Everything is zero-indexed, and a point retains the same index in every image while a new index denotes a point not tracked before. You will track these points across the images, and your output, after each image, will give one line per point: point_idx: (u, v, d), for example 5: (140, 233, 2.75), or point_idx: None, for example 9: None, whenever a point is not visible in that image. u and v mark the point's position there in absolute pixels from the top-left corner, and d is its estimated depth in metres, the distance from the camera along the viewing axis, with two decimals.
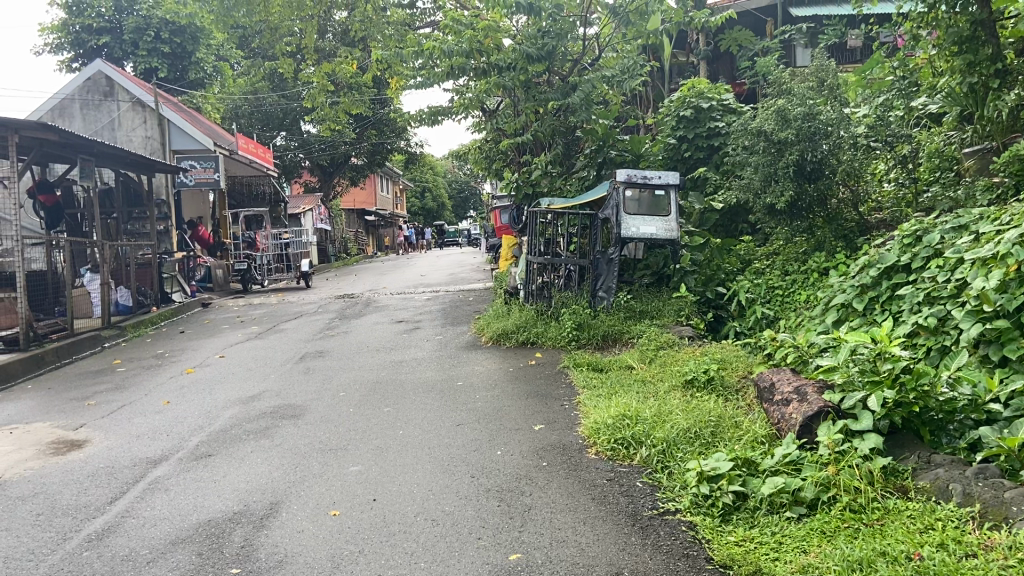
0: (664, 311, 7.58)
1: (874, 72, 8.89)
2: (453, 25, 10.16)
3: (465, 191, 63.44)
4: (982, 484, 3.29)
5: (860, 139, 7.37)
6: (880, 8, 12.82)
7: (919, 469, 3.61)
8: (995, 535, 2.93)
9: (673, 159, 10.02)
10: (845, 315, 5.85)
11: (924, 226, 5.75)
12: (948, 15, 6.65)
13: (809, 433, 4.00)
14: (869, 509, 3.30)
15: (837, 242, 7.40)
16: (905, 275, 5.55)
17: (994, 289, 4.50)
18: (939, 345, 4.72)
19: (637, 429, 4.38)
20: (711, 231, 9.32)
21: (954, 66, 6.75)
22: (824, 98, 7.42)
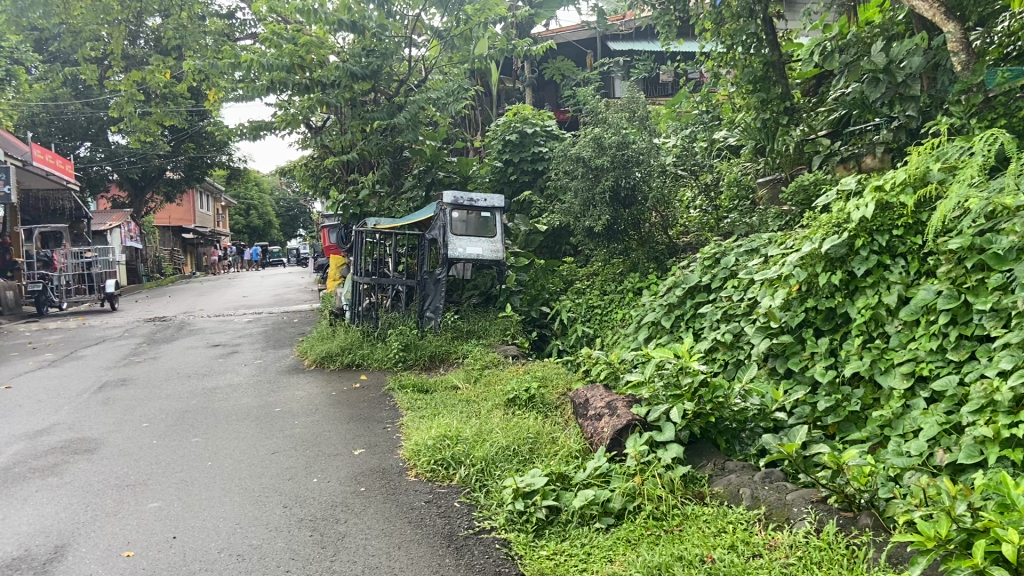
0: (490, 331, 7.74)
1: (682, 104, 9.50)
2: (273, 38, 9.94)
3: (294, 209, 61.55)
4: (767, 488, 3.60)
5: (668, 168, 7.93)
6: (686, 46, 13.80)
7: (714, 476, 3.89)
8: (777, 535, 3.20)
9: (499, 181, 10.26)
10: (656, 332, 6.22)
11: (722, 249, 6.24)
12: (744, 56, 7.32)
13: (617, 445, 4.20)
14: (670, 516, 3.51)
15: (649, 264, 7.86)
16: (706, 294, 5.99)
17: (780, 307, 4.98)
18: (734, 359, 5.15)
19: (456, 449, 4.41)
20: (536, 252, 9.59)
21: (750, 103, 7.46)
22: (636, 128, 7.92)
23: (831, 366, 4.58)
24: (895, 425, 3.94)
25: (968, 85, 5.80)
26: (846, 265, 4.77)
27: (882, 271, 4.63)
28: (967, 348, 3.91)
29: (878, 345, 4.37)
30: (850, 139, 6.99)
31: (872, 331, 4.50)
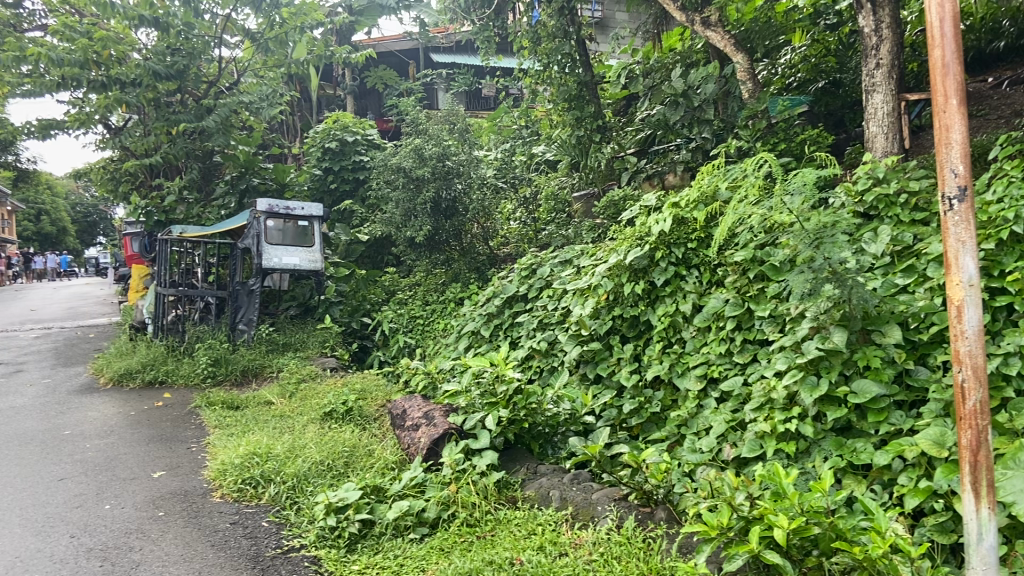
0: (308, 343, 7.54)
1: (502, 119, 9.74)
2: (65, 31, 9.15)
3: (94, 215, 56.74)
4: (575, 489, 3.77)
5: (488, 181, 8.08)
6: (506, 62, 14.21)
7: (527, 480, 4.02)
8: (582, 533, 3.35)
9: (318, 190, 10.05)
10: (476, 341, 6.32)
11: (538, 260, 6.46)
12: (559, 74, 7.69)
13: (434, 456, 4.22)
14: (483, 522, 3.59)
15: (471, 274, 7.98)
16: (523, 304, 6.18)
17: (589, 315, 5.24)
18: (549, 366, 5.35)
19: (266, 467, 4.24)
20: (357, 262, 9.44)
21: (565, 119, 7.78)
22: (456, 140, 8.03)
23: (635, 370, 4.88)
24: (689, 424, 4.26)
25: (754, 111, 6.47)
26: (648, 275, 5.11)
27: (679, 281, 5.02)
28: (750, 351, 4.31)
29: (675, 350, 4.72)
30: (655, 157, 7.43)
31: (671, 337, 4.85)
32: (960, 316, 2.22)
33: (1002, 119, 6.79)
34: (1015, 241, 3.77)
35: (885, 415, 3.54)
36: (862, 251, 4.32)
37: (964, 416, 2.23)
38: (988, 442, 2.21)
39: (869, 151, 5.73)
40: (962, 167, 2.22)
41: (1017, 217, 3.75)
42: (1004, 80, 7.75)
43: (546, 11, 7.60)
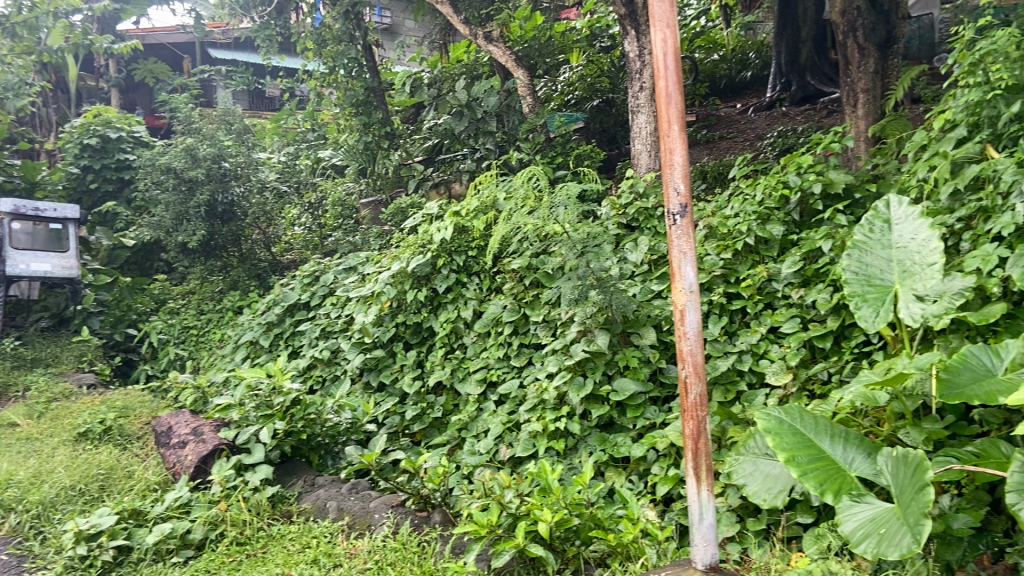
0: (62, 358, 6.83)
1: (285, 120, 9.40)
2: None
3: None
4: (352, 499, 3.74)
5: (269, 185, 7.90)
6: (291, 63, 13.76)
7: (303, 493, 3.93)
8: (358, 542, 3.32)
9: (76, 191, 9.20)
10: (254, 352, 6.03)
11: (320, 267, 6.32)
12: (346, 79, 7.61)
13: (202, 474, 4.01)
14: (254, 539, 3.45)
15: (250, 281, 7.61)
16: (305, 312, 6.02)
17: (372, 323, 5.19)
18: (331, 375, 5.27)
19: (4, 495, 3.81)
20: (121, 270, 8.66)
21: (353, 125, 7.69)
22: (234, 141, 7.67)
23: (418, 376, 4.93)
24: (469, 427, 4.37)
25: (534, 125, 6.82)
26: (430, 282, 5.20)
27: (460, 288, 5.16)
28: (526, 355, 4.53)
29: (457, 356, 4.83)
30: (441, 166, 7.43)
31: (452, 343, 4.96)
32: (682, 319, 2.53)
33: (747, 142, 7.61)
34: (749, 251, 4.25)
35: (641, 410, 3.87)
36: (625, 260, 4.67)
37: (687, 408, 2.53)
38: (707, 429, 2.53)
39: (635, 167, 6.23)
40: (683, 185, 2.51)
41: (749, 230, 4.22)
42: (750, 107, 8.71)
43: (330, 14, 7.49)
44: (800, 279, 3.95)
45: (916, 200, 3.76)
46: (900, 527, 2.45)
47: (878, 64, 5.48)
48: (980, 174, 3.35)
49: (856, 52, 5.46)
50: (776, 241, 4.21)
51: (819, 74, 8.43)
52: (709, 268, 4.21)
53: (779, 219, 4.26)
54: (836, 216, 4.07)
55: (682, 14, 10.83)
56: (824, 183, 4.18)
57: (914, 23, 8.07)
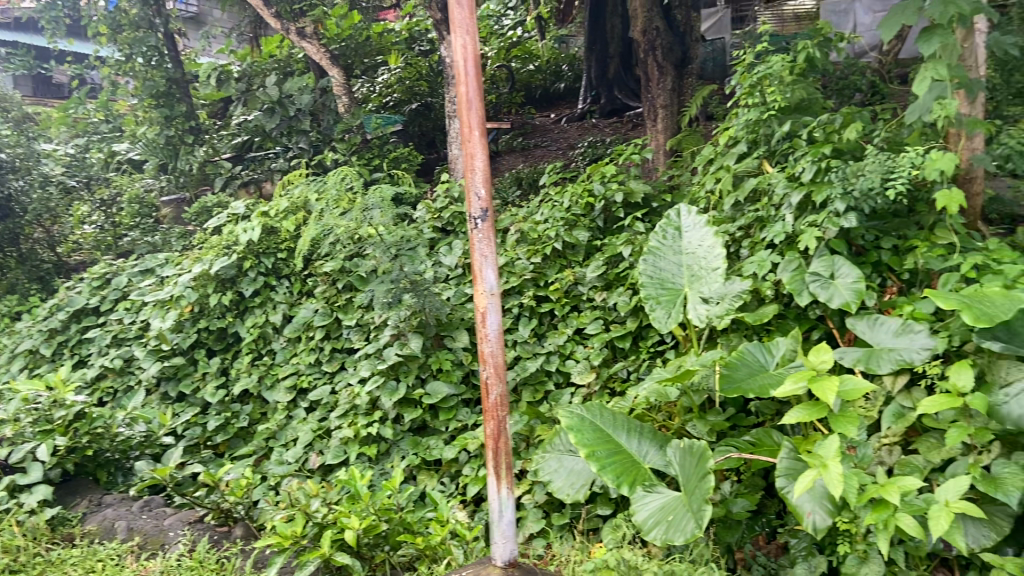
0: None
1: (74, 109, 8.55)
2: None
3: None
4: (145, 517, 3.52)
5: (53, 178, 7.08)
6: (83, 48, 12.66)
7: (89, 513, 3.63)
8: (150, 563, 3.10)
9: None
10: (32, 363, 5.41)
11: (113, 269, 5.80)
12: (144, 68, 7.04)
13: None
14: (31, 565, 3.12)
15: (31, 284, 6.85)
16: (94, 318, 5.53)
17: (170, 329, 4.81)
18: (124, 386, 4.88)
19: None
20: None
21: (152, 117, 7.11)
22: (12, 129, 6.90)
23: (222, 385, 4.67)
24: (278, 436, 4.22)
25: (349, 126, 6.80)
26: (235, 285, 4.93)
27: (268, 292, 4.95)
28: (338, 360, 4.44)
29: (264, 362, 4.64)
30: (251, 164, 7.11)
31: (260, 349, 4.76)
32: (484, 321, 2.63)
33: (559, 151, 7.90)
34: (557, 256, 4.39)
35: (453, 413, 3.91)
36: (439, 263, 4.67)
37: (489, 408, 2.64)
38: (507, 428, 2.66)
39: (451, 172, 6.29)
40: (484, 190, 2.62)
41: (557, 235, 4.36)
42: (563, 118, 9.14)
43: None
44: (603, 282, 4.14)
45: (704, 210, 4.07)
46: (686, 513, 2.63)
47: (675, 82, 5.87)
48: (757, 188, 3.68)
49: (656, 69, 5.81)
50: (582, 246, 4.38)
51: (626, 88, 8.87)
52: (520, 272, 4.32)
53: (585, 225, 4.42)
54: (635, 224, 4.32)
55: (498, 24, 11.04)
56: (625, 192, 4.43)
57: (708, 46, 8.73)
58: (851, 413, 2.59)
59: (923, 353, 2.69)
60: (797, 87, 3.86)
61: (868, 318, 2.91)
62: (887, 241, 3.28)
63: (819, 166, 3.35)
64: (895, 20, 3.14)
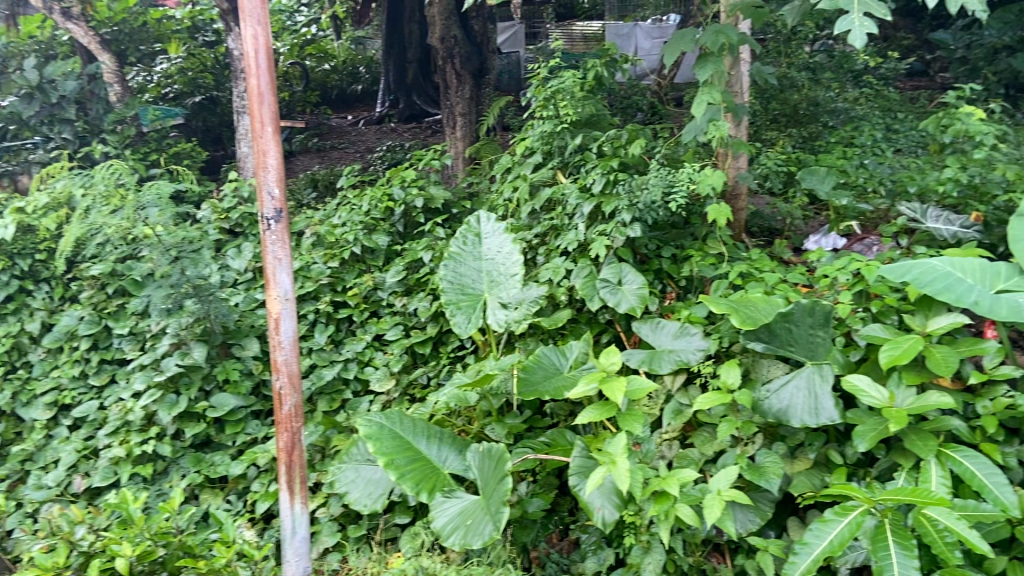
0: None
1: None
2: None
3: None
4: None
5: None
6: None
7: None
8: None
9: None
10: None
11: None
12: None
13: None
14: None
15: None
16: None
17: None
18: None
19: None
20: None
21: None
22: None
23: None
24: (36, 458, 3.79)
25: (122, 117, 6.24)
26: None
27: (24, 297, 4.40)
28: (109, 372, 4.02)
29: (19, 377, 4.11)
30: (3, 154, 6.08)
31: (13, 362, 4.21)
32: (277, 328, 2.63)
33: (357, 153, 7.76)
34: (355, 261, 4.28)
35: (241, 426, 3.70)
36: (226, 266, 4.37)
37: (281, 420, 2.66)
38: (301, 440, 2.69)
39: (241, 171, 5.95)
40: (277, 190, 2.58)
41: (355, 239, 4.23)
42: (361, 120, 9.03)
43: None
44: (403, 287, 4.10)
45: (502, 217, 4.16)
46: (484, 516, 2.66)
47: (474, 91, 5.97)
48: (552, 197, 3.81)
49: (454, 78, 5.89)
50: (381, 251, 4.31)
51: (424, 95, 8.87)
52: (316, 277, 4.16)
53: (384, 229, 4.34)
54: (435, 230, 4.33)
55: (292, 21, 10.64)
56: (425, 198, 4.40)
57: (504, 59, 8.96)
58: (637, 411, 2.74)
59: (698, 354, 2.93)
60: (587, 102, 4.05)
61: (651, 322, 3.11)
62: (667, 250, 3.54)
63: (607, 179, 3.54)
64: (676, 46, 3.38)
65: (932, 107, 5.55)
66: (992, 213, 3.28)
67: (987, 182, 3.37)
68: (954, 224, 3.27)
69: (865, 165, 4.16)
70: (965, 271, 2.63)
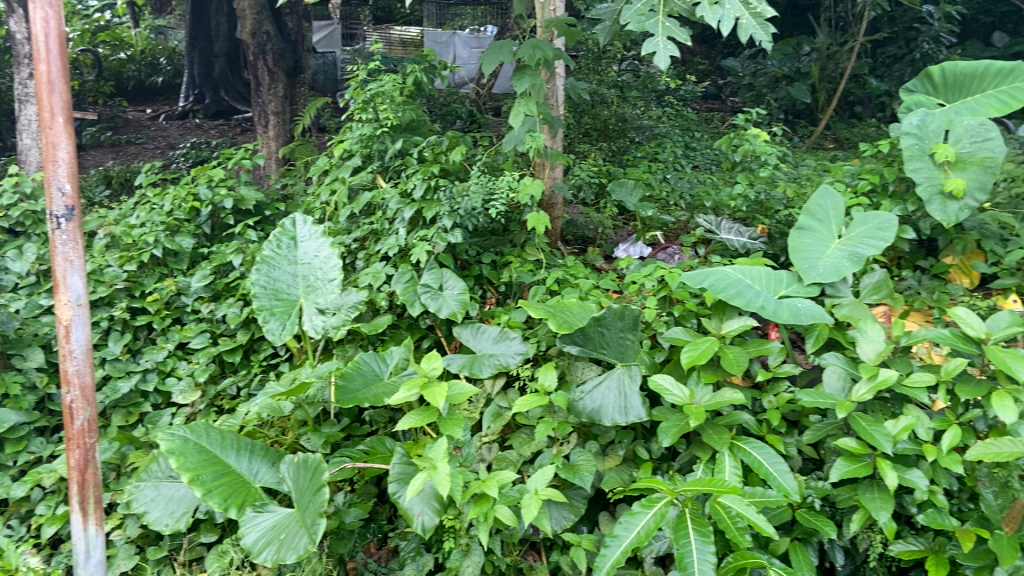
0: None
1: None
2: None
3: None
4: None
5: None
6: None
7: None
8: None
9: None
10: None
11: None
12: None
13: None
14: None
15: None
16: None
17: None
18: None
19: None
20: None
21: None
22: None
23: None
24: None
25: None
26: None
27: None
28: None
29: None
30: None
31: None
32: (68, 336, 2.52)
33: (157, 150, 7.25)
34: (155, 263, 3.97)
35: (23, 444, 3.32)
36: (2, 269, 3.87)
37: (74, 437, 2.55)
38: (95, 458, 2.59)
39: (21, 164, 5.33)
40: (68, 186, 2.48)
41: (156, 241, 3.91)
42: (162, 114, 8.54)
43: None
44: (210, 292, 3.86)
45: (318, 220, 4.04)
46: (298, 529, 2.56)
47: (287, 89, 5.75)
48: (371, 202, 3.75)
49: (267, 75, 5.64)
50: (185, 254, 4.03)
51: (233, 91, 8.43)
52: (110, 281, 3.78)
53: (189, 231, 4.06)
54: (246, 232, 4.12)
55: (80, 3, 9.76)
56: (235, 199, 4.17)
57: (319, 58, 8.70)
58: (458, 415, 2.73)
59: (517, 357, 3.00)
60: (407, 107, 4.01)
61: (471, 326, 3.15)
62: (487, 257, 3.60)
63: (429, 185, 3.53)
64: (494, 57, 3.45)
65: (723, 129, 6.05)
66: (775, 226, 3.65)
67: (771, 199, 3.72)
68: (745, 236, 3.57)
69: (667, 180, 4.45)
70: (753, 278, 2.92)
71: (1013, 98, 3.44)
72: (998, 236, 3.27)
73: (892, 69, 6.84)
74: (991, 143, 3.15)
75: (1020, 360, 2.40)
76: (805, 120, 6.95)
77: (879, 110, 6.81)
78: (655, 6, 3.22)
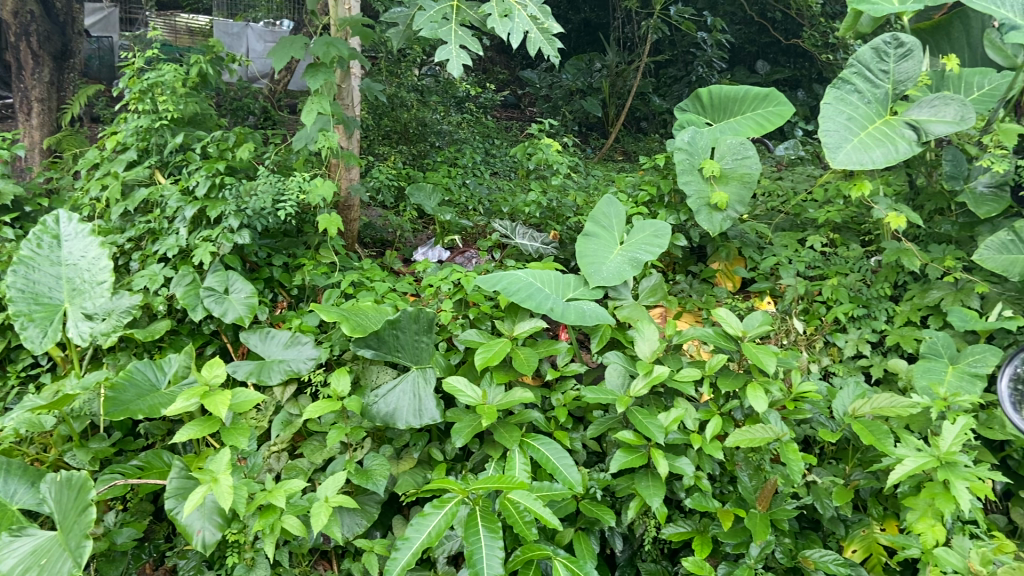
0: None
1: None
2: None
3: None
4: None
5: None
6: None
7: None
8: None
9: None
10: None
11: None
12: None
13: None
14: None
15: None
16: None
17: None
18: None
19: None
20: None
21: None
22: None
23: None
24: None
25: None
26: None
27: None
28: None
29: None
30: None
31: None
32: None
33: None
34: None
35: None
36: None
37: None
38: None
39: None
40: None
41: None
42: None
43: None
44: None
45: (88, 218, 3.69)
46: (61, 553, 2.32)
47: (54, 75, 5.25)
48: (148, 199, 3.49)
49: (29, 58, 5.10)
50: None
51: None
52: None
53: None
54: (1, 229, 3.69)
55: None
56: None
57: (93, 43, 8.04)
58: (242, 424, 2.64)
59: (308, 363, 2.93)
60: (189, 100, 3.77)
61: (260, 331, 3.03)
62: (279, 259, 3.48)
63: (212, 182, 3.32)
64: (284, 51, 3.32)
65: (521, 137, 6.28)
66: (566, 232, 3.85)
67: (562, 206, 3.91)
68: (537, 241, 3.73)
69: (467, 185, 4.52)
70: (544, 281, 3.03)
71: (768, 121, 3.84)
72: (755, 245, 3.65)
73: (672, 89, 7.43)
74: (748, 161, 3.50)
75: (769, 355, 2.68)
76: (597, 133, 7.36)
77: (662, 127, 7.38)
78: (449, 14, 3.29)
